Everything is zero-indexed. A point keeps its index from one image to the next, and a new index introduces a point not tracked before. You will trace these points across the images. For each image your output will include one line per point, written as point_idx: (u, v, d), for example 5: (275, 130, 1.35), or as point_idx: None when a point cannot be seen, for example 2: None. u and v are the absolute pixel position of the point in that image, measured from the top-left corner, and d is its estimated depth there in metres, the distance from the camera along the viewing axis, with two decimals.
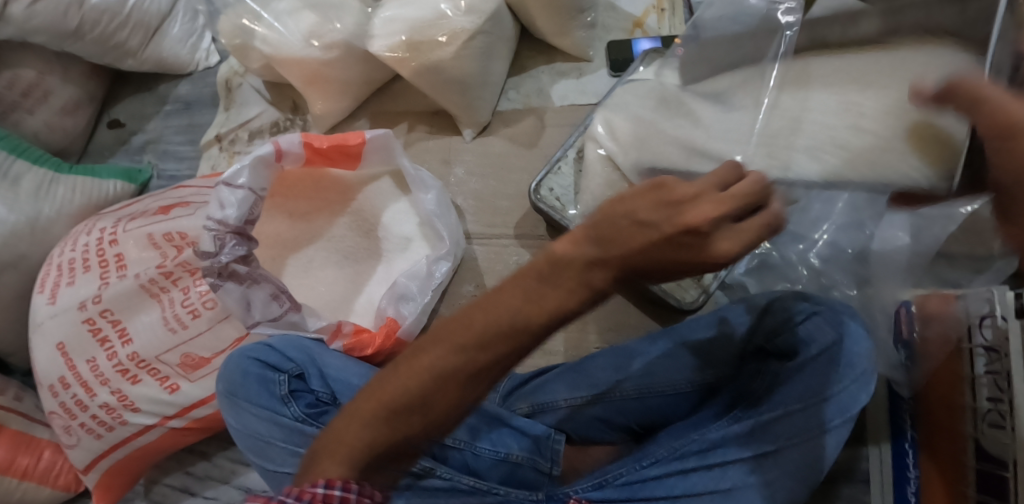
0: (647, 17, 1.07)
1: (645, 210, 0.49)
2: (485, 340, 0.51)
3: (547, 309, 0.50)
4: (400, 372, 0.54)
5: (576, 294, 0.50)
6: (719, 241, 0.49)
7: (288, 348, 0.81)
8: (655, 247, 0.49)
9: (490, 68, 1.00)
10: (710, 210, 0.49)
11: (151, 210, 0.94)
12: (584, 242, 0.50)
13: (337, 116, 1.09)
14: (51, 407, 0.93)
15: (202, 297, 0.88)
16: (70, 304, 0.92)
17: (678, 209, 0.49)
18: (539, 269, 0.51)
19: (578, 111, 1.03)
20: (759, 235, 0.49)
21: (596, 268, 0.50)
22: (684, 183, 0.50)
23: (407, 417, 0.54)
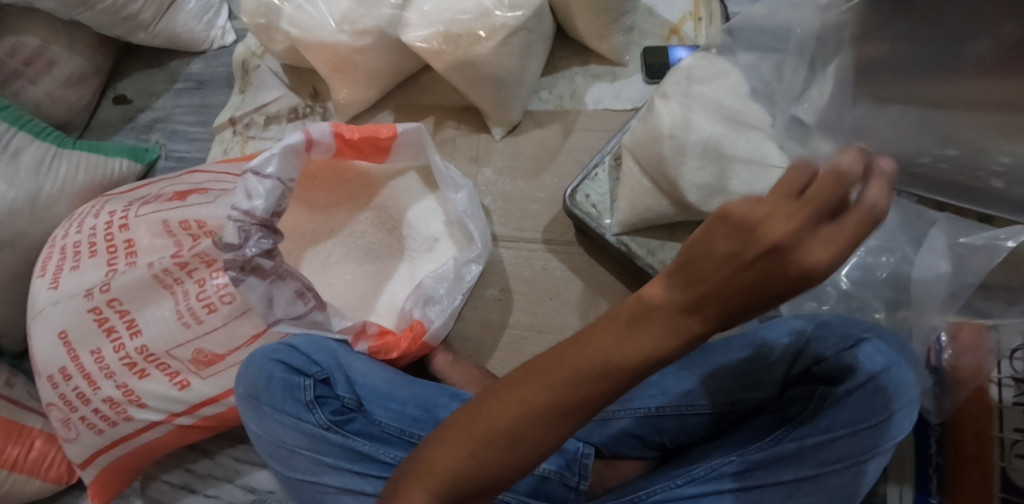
0: (683, 24, 1.03)
1: (721, 241, 0.44)
2: (575, 380, 0.49)
3: (637, 349, 0.47)
4: (489, 406, 0.53)
5: (670, 336, 0.46)
6: (809, 252, 0.43)
7: (315, 350, 0.79)
8: (737, 275, 0.44)
9: (527, 67, 0.96)
10: (802, 237, 0.43)
11: (166, 196, 0.90)
12: (670, 282, 0.46)
13: (361, 106, 1.04)
14: (49, 398, 0.88)
15: (219, 290, 0.84)
16: (75, 292, 0.86)
17: (756, 232, 0.43)
18: (628, 312, 0.48)
19: (611, 116, 0.99)
20: (855, 234, 0.43)
21: (692, 308, 0.45)
22: (755, 203, 0.44)
23: (496, 451, 0.52)
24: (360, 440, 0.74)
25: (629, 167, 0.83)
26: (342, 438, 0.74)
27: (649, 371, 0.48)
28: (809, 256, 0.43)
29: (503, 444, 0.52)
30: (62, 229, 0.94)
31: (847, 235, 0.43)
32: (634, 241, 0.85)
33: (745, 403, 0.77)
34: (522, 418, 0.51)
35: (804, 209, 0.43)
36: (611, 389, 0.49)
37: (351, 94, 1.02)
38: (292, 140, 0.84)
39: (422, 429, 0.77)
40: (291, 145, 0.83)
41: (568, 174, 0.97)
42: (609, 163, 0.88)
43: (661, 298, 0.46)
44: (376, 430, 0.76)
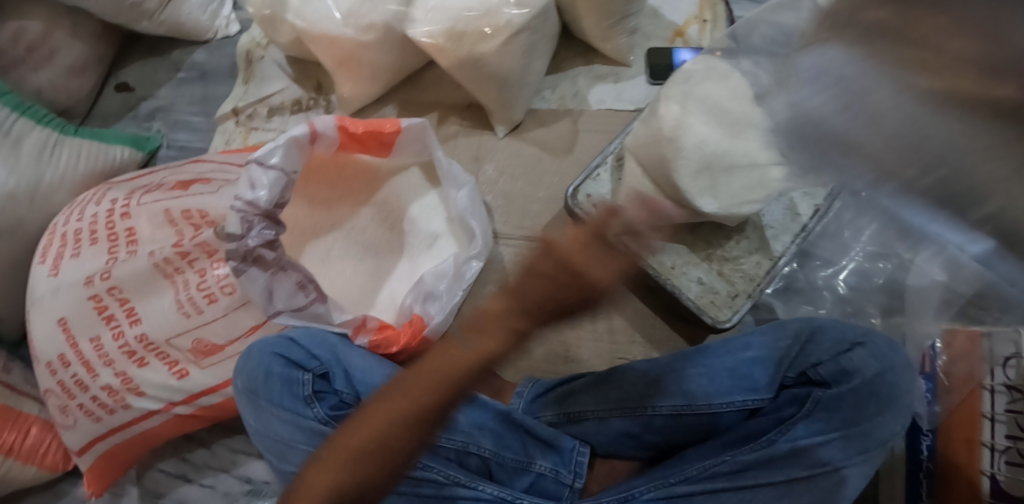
0: (687, 27, 1.03)
1: (542, 264, 0.56)
2: (426, 388, 0.59)
3: (473, 354, 0.58)
4: (365, 421, 0.61)
5: (508, 337, 0.57)
6: (597, 271, 0.56)
7: (314, 345, 0.79)
8: (565, 291, 0.56)
9: (532, 66, 0.96)
10: (595, 264, 0.56)
11: (169, 186, 0.90)
12: (508, 298, 0.57)
13: (365, 101, 1.04)
14: (47, 385, 0.88)
15: (219, 281, 0.84)
16: (75, 279, 0.86)
17: (568, 262, 0.56)
18: (479, 323, 0.58)
19: (614, 117, 0.99)
20: (637, 260, 0.57)
21: (522, 317, 0.57)
22: (564, 238, 0.57)
23: (372, 459, 0.60)
24: None
25: (633, 168, 0.84)
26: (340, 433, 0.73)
27: (490, 364, 0.58)
28: (607, 279, 0.56)
29: (375, 453, 0.60)
30: (64, 216, 0.94)
31: (625, 260, 0.57)
32: None
33: (742, 404, 0.76)
34: (391, 429, 0.60)
35: (609, 256, 0.56)
36: (459, 391, 0.59)
37: (354, 89, 1.02)
38: (297, 132, 0.84)
39: None
40: (294, 136, 0.83)
41: (569, 174, 0.97)
42: (612, 164, 0.88)
43: (508, 324, 0.57)
44: None
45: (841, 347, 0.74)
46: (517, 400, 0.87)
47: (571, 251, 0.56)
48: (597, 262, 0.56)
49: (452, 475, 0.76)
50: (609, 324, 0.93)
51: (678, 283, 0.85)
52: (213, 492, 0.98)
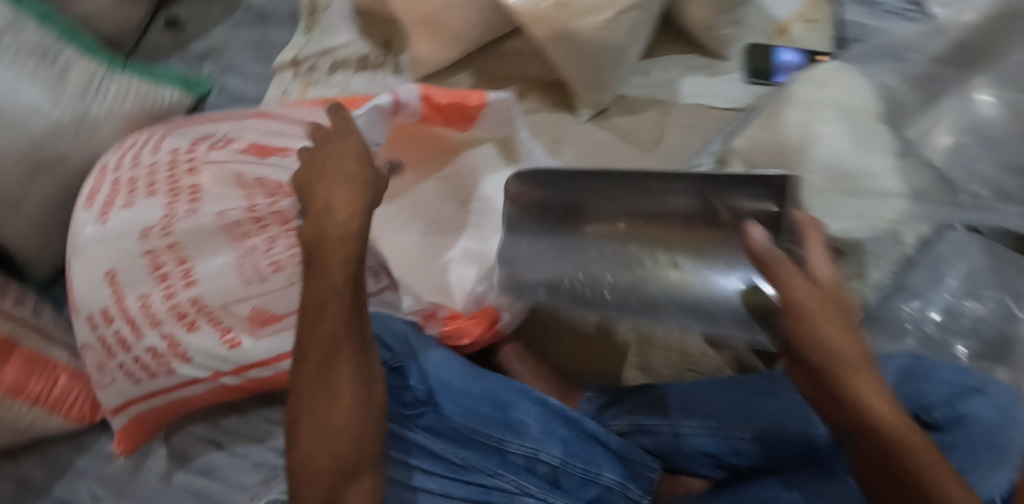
0: (792, 25, 0.98)
1: (332, 188, 0.70)
2: (326, 298, 0.67)
3: (341, 256, 0.68)
4: (309, 351, 0.67)
5: (348, 221, 0.68)
6: (341, 179, 0.70)
7: (388, 335, 0.76)
8: (318, 207, 0.69)
9: (630, 47, 0.89)
10: (344, 173, 0.71)
11: (241, 147, 0.85)
12: (322, 212, 0.69)
13: (439, 65, 0.97)
14: (85, 340, 0.82)
15: (289, 249, 0.79)
16: (127, 230, 0.80)
17: (312, 190, 0.71)
18: (311, 238, 0.69)
19: (706, 113, 0.93)
20: (360, 179, 0.71)
21: (350, 212, 0.68)
22: (328, 173, 0.71)
23: (332, 364, 0.66)
24: (432, 438, 0.74)
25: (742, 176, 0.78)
26: (413, 435, 0.74)
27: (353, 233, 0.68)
28: (359, 221, 0.69)
29: (355, 394, 0.67)
30: (114, 157, 0.89)
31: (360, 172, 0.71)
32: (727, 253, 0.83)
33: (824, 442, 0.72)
34: (321, 367, 0.66)
35: (314, 179, 0.71)
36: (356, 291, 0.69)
37: (431, 51, 0.94)
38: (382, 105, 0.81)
39: (496, 429, 0.75)
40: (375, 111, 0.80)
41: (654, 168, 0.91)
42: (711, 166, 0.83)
43: (347, 223, 0.68)
44: (445, 426, 0.75)
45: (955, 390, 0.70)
46: (585, 404, 0.82)
47: (322, 152, 0.72)
48: (338, 171, 0.71)
49: (523, 486, 0.72)
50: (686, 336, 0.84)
51: None
52: (244, 462, 0.93)
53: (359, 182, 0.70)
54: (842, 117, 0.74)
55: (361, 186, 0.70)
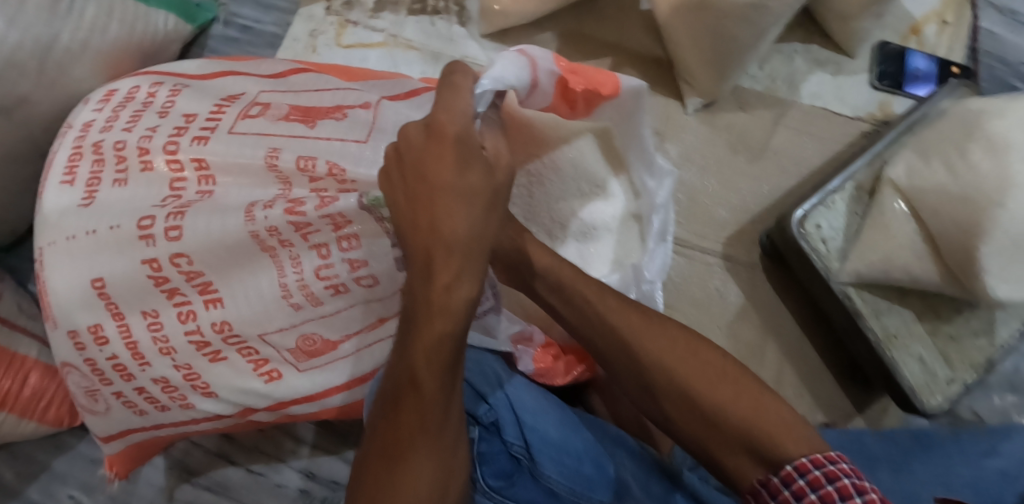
0: (926, 26, 0.83)
1: (439, 176, 0.50)
2: (418, 373, 0.52)
3: (434, 335, 0.51)
4: (388, 420, 0.54)
5: (459, 271, 0.50)
6: (451, 219, 0.50)
7: (480, 379, 0.63)
8: (419, 255, 0.51)
9: (769, 31, 0.72)
10: (455, 197, 0.50)
11: (280, 112, 0.65)
12: (426, 236, 0.50)
13: (521, 21, 0.78)
14: (66, 358, 0.64)
15: (352, 269, 0.62)
16: (124, 222, 0.61)
17: (417, 191, 0.50)
18: (413, 277, 0.51)
19: (828, 120, 0.80)
20: (465, 159, 0.50)
21: (457, 248, 0.50)
22: (425, 155, 0.50)
23: (415, 444, 0.54)
24: None
25: (897, 206, 0.67)
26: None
27: (472, 285, 0.51)
28: (466, 284, 0.51)
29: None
30: (104, 116, 0.66)
31: (473, 173, 0.50)
32: (859, 295, 0.70)
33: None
34: (389, 463, 0.53)
35: (416, 207, 0.51)
36: (447, 376, 0.54)
37: (517, 3, 0.76)
38: (517, 78, 0.56)
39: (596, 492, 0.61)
40: (507, 86, 0.55)
41: (764, 180, 0.79)
42: (852, 190, 0.71)
43: (447, 288, 0.50)
44: (540, 495, 0.61)
45: None
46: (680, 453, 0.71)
47: (427, 157, 0.50)
48: (445, 180, 0.50)
49: None
50: (778, 372, 0.76)
51: (899, 357, 0.70)
52: (264, 482, 0.79)
53: (477, 221, 0.50)
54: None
55: (476, 224, 0.50)
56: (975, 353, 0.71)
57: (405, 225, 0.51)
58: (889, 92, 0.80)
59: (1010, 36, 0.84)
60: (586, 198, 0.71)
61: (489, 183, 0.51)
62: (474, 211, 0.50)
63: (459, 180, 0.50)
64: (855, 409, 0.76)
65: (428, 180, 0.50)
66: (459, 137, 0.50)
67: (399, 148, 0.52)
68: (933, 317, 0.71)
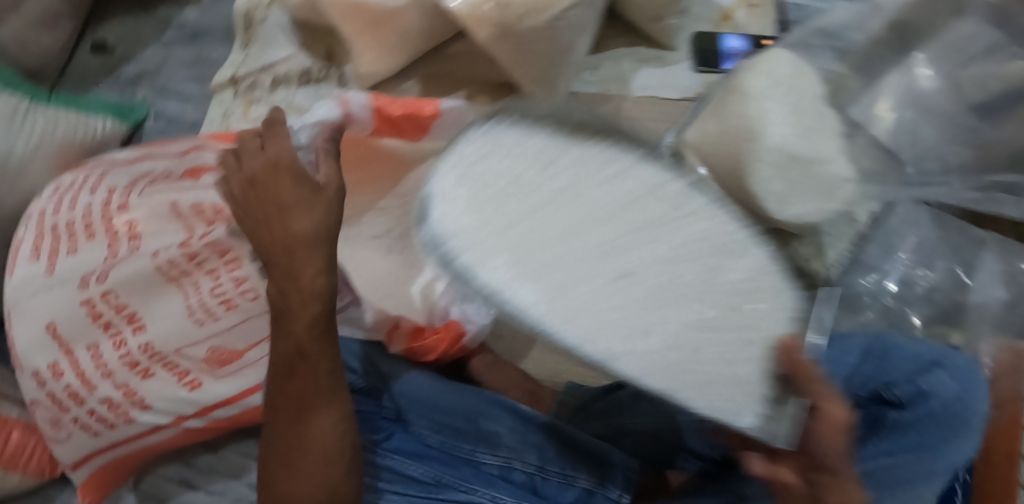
0: (736, 11, 0.96)
1: (285, 197, 0.63)
2: (302, 348, 0.64)
3: (308, 315, 0.63)
4: (281, 394, 0.65)
5: (320, 262, 0.62)
6: (299, 223, 0.62)
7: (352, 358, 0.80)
8: (281, 259, 0.62)
9: (577, 44, 0.88)
10: (298, 208, 0.63)
11: (177, 176, 0.80)
12: (288, 241, 0.62)
13: (382, 76, 0.94)
14: (33, 396, 0.77)
15: (236, 285, 0.74)
16: (71, 280, 0.76)
17: (274, 207, 0.63)
18: (277, 275, 0.62)
19: (658, 106, 0.91)
20: (296, 175, 0.64)
21: (315, 244, 0.62)
22: (269, 181, 0.64)
23: (313, 408, 0.65)
24: (403, 460, 0.75)
25: None
26: (381, 458, 0.75)
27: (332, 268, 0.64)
28: (325, 272, 0.63)
29: (321, 455, 0.65)
30: (51, 203, 0.82)
31: (305, 186, 0.64)
32: None
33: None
34: (294, 423, 0.65)
35: (270, 224, 0.63)
36: (326, 344, 0.65)
37: (373, 61, 0.92)
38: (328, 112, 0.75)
39: (467, 441, 0.76)
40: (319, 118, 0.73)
41: None
42: None
43: (313, 275, 0.62)
44: (415, 445, 0.76)
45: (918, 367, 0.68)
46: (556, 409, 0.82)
47: (274, 185, 0.64)
48: (287, 197, 0.63)
49: (496, 497, 0.72)
50: None
51: None
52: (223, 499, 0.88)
53: (323, 222, 0.63)
54: (780, 96, 0.73)
55: (322, 223, 0.63)
56: None
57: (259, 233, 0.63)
58: (709, 72, 0.92)
59: (814, 5, 0.96)
60: None
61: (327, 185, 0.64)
62: (319, 214, 0.63)
63: (296, 197, 0.63)
64: None
65: (274, 199, 0.63)
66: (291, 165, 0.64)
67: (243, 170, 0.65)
68: None
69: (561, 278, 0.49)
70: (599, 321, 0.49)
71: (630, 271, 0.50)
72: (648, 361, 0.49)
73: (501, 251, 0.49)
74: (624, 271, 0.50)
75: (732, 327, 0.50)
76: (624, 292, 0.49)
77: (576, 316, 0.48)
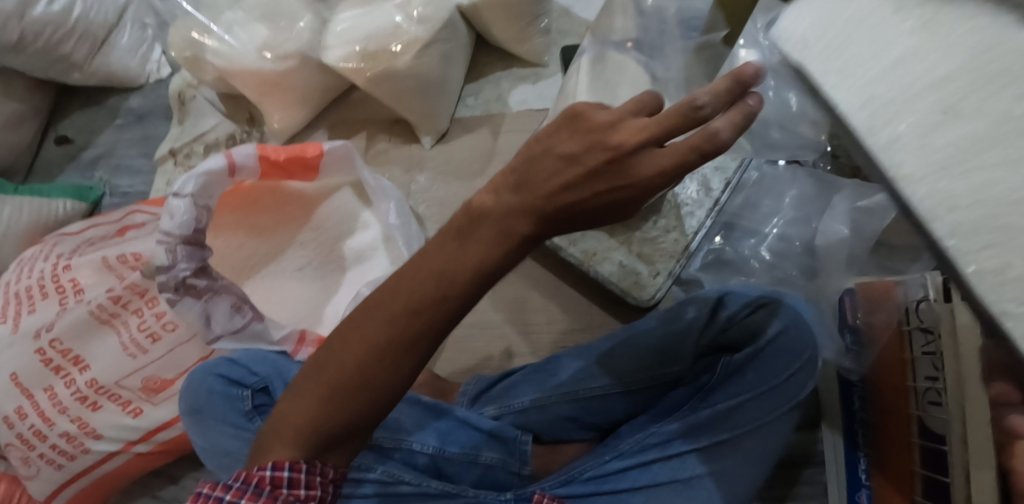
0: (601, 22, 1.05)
1: (564, 145, 0.50)
2: (449, 291, 0.52)
3: (478, 259, 0.51)
4: (376, 315, 0.54)
5: (501, 241, 0.51)
6: (564, 181, 0.50)
7: (253, 362, 0.78)
8: (520, 194, 0.51)
9: (449, 75, 0.99)
10: (620, 160, 0.49)
11: (108, 234, 0.96)
12: (505, 192, 0.52)
13: (296, 128, 1.07)
14: (6, 439, 0.89)
15: (159, 319, 0.87)
16: (26, 333, 0.88)
17: (596, 136, 0.50)
18: (460, 226, 0.53)
19: (533, 116, 1.02)
20: (668, 130, 0.47)
21: (523, 212, 0.51)
22: (603, 113, 0.50)
23: (406, 355, 0.54)
24: None
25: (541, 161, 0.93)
26: None
27: (521, 250, 0.52)
28: (525, 229, 0.51)
29: (358, 390, 0.54)
30: (14, 275, 0.95)
31: (673, 147, 0.47)
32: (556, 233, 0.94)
33: (666, 376, 0.80)
34: (382, 350, 0.53)
35: (575, 152, 0.50)
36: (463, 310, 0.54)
37: (284, 115, 1.04)
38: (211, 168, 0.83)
39: None
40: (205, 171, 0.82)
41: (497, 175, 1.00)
42: None
43: (507, 224, 0.51)
44: None
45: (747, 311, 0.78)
46: (461, 397, 0.88)
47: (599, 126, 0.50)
48: (618, 129, 0.49)
49: (396, 474, 0.76)
50: (549, 315, 0.94)
51: (601, 268, 0.91)
52: None
53: (545, 205, 0.50)
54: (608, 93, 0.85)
55: (582, 191, 0.50)
56: (670, 248, 0.91)
57: (535, 154, 0.52)
58: None
59: None
60: (350, 233, 0.98)
61: (692, 161, 0.47)
62: (659, 175, 0.48)
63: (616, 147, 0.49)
64: (619, 320, 0.92)
65: (615, 169, 0.49)
66: (677, 116, 0.47)
67: (575, 109, 0.52)
68: (624, 230, 0.93)
69: (881, 97, 0.37)
70: (930, 154, 0.35)
71: (962, 105, 0.34)
72: (960, 225, 0.33)
73: (883, 68, 0.38)
74: (956, 105, 0.35)
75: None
76: (958, 133, 0.34)
77: (897, 122, 0.36)
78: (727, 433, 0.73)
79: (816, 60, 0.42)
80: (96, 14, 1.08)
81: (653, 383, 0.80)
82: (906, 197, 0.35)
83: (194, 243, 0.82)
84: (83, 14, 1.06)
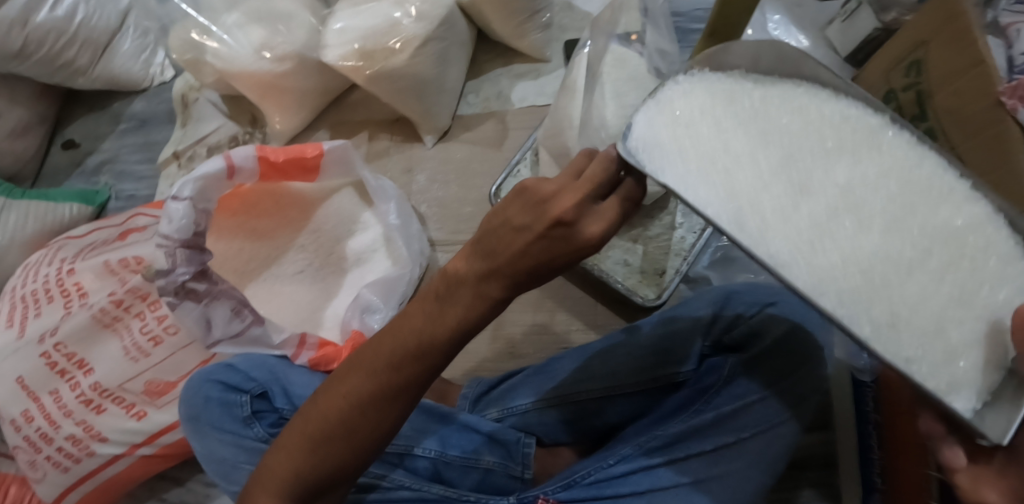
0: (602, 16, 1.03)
1: (516, 215, 0.49)
2: (421, 350, 0.53)
3: (452, 321, 0.52)
4: (355, 370, 0.55)
5: (478, 303, 0.51)
6: (522, 245, 0.49)
7: (251, 367, 0.77)
8: (483, 258, 0.50)
9: (447, 74, 0.98)
10: (575, 225, 0.48)
11: (109, 237, 0.95)
12: (473, 255, 0.51)
13: (296, 130, 1.07)
14: (15, 443, 0.89)
15: (161, 322, 0.88)
16: (32, 337, 0.88)
17: (542, 207, 0.48)
18: (437, 290, 0.53)
19: (533, 113, 1.01)
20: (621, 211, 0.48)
21: (489, 276, 0.50)
22: (547, 181, 0.49)
23: (383, 408, 0.55)
24: None
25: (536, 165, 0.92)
26: None
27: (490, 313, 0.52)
28: (495, 291, 0.50)
29: (335, 439, 0.55)
30: (20, 280, 0.96)
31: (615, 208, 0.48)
32: None
33: (666, 378, 0.77)
34: (361, 403, 0.55)
35: (519, 218, 0.49)
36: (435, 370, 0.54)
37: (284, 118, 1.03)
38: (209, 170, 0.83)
39: None
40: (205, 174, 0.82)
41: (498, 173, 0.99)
42: (529, 159, 0.95)
43: (476, 288, 0.51)
44: None
45: (751, 312, 0.77)
46: (462, 401, 0.87)
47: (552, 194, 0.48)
48: (568, 198, 0.48)
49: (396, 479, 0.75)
50: (551, 315, 0.93)
51: (605, 268, 0.89)
52: None
53: (516, 271, 0.49)
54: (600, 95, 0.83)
55: (541, 255, 0.49)
56: (671, 245, 0.89)
57: (491, 223, 0.51)
58: None
59: None
60: (351, 234, 0.98)
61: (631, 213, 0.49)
62: (611, 230, 0.49)
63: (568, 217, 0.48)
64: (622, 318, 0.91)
65: (561, 234, 0.48)
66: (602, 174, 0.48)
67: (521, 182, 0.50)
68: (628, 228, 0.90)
69: (749, 192, 0.45)
70: (799, 238, 0.45)
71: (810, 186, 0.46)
72: (842, 293, 0.44)
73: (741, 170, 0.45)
74: (802, 188, 0.46)
75: (947, 242, 0.46)
76: (810, 212, 0.45)
77: (761, 213, 0.45)
78: (730, 434, 0.71)
79: (677, 163, 0.46)
80: (99, 21, 1.08)
81: (654, 385, 0.78)
82: (795, 277, 0.44)
83: (192, 247, 0.81)
84: (85, 21, 1.06)
